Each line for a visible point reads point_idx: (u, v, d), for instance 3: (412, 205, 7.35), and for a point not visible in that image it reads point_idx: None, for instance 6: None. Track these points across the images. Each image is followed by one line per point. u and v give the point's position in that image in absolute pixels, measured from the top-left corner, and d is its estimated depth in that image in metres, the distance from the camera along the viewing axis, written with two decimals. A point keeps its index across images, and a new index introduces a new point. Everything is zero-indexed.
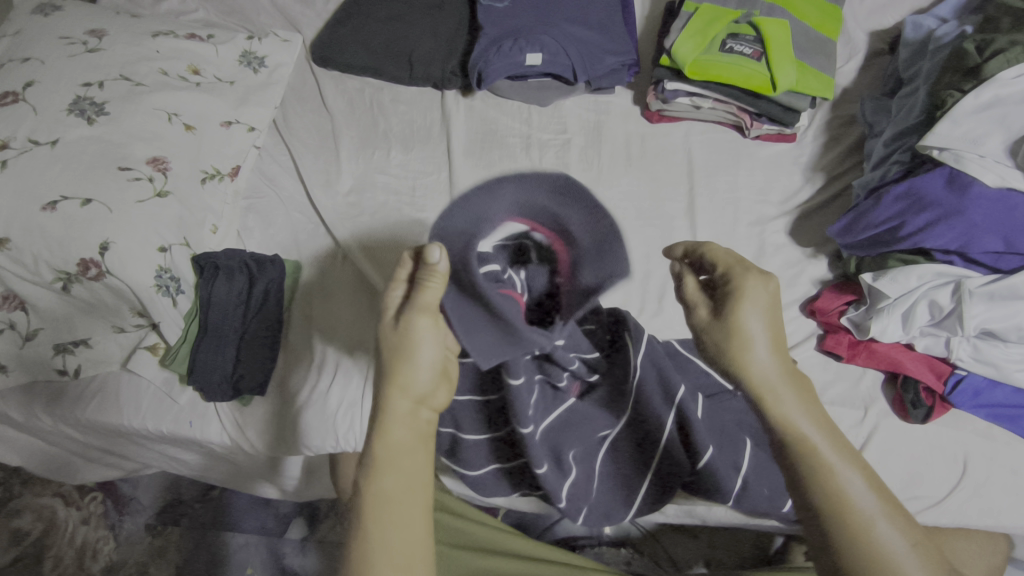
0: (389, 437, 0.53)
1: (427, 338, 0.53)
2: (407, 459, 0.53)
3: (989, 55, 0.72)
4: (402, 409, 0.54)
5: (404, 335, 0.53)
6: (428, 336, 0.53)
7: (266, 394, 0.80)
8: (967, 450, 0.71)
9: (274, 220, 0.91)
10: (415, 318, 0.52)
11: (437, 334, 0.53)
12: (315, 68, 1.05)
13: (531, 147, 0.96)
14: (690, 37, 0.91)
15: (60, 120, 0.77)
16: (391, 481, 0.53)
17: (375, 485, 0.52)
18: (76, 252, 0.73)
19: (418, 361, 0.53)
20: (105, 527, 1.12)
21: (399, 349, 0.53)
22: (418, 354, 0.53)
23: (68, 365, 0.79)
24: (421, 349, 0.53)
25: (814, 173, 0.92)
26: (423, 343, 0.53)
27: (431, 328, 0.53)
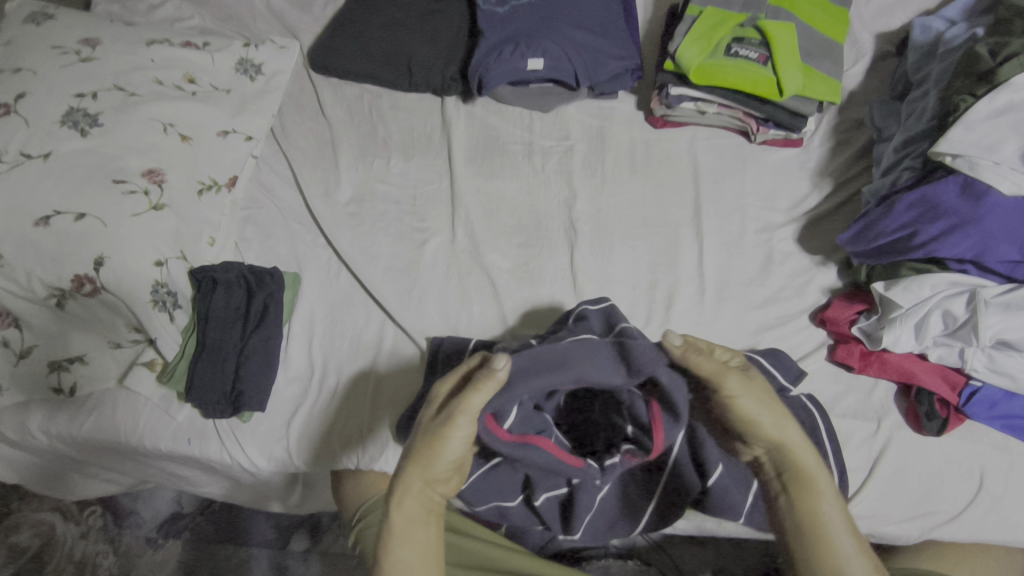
0: (410, 514, 0.59)
1: (459, 436, 0.57)
2: (415, 531, 0.58)
3: (1002, 58, 0.70)
4: (417, 488, 0.59)
5: (441, 433, 0.57)
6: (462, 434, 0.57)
7: (266, 411, 0.78)
8: (983, 463, 0.69)
9: (273, 232, 0.89)
10: (457, 418, 0.56)
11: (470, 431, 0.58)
12: (313, 75, 1.04)
13: (534, 154, 0.95)
14: (694, 41, 0.90)
15: (53, 132, 0.75)
16: (407, 553, 0.57)
17: (390, 554, 0.57)
18: (70, 268, 0.72)
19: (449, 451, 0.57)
20: (104, 541, 1.10)
21: (432, 439, 0.57)
22: (445, 448, 0.57)
23: (63, 383, 0.77)
24: (448, 445, 0.57)
25: (822, 179, 0.90)
26: (451, 440, 0.57)
27: (462, 428, 0.56)
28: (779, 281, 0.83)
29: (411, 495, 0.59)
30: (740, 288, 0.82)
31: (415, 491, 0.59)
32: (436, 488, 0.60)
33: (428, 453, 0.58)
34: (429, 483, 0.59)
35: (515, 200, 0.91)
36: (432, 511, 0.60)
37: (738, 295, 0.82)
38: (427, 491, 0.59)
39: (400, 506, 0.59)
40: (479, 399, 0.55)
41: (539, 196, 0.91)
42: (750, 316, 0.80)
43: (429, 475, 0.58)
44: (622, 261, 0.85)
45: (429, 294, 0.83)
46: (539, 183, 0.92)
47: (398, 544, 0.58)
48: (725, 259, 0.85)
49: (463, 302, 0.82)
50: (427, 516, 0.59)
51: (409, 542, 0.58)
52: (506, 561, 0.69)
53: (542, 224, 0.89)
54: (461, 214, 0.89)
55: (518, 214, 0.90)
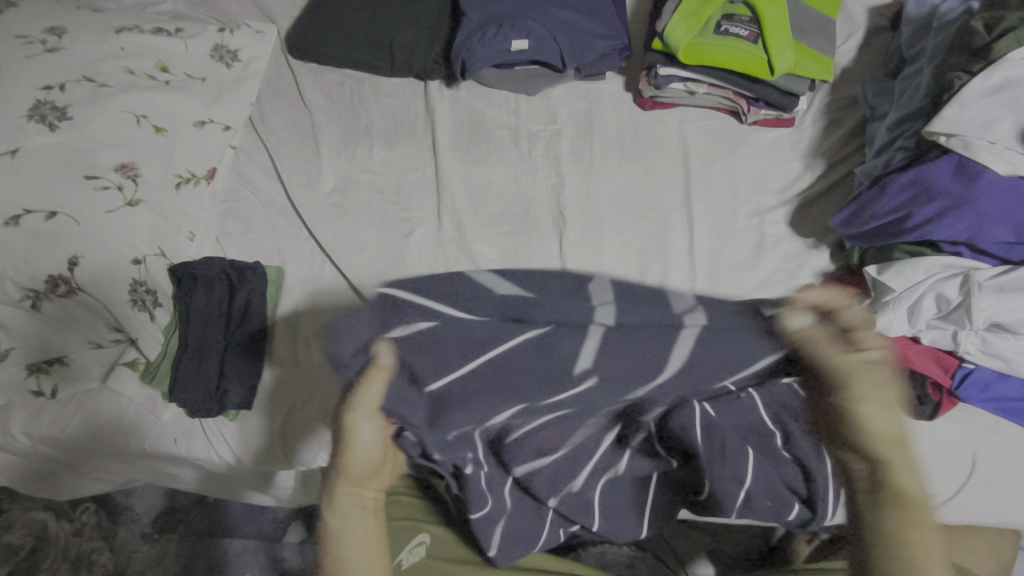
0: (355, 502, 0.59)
1: (369, 420, 0.55)
2: (356, 529, 0.58)
3: (999, 33, 0.68)
4: (342, 491, 0.59)
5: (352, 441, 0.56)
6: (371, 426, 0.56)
7: (252, 408, 0.77)
8: (976, 446, 0.69)
9: (255, 225, 0.87)
10: (350, 418, 0.54)
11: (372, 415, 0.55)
12: (292, 61, 1.01)
13: (520, 139, 0.93)
14: (683, 19, 0.87)
15: (20, 127, 0.73)
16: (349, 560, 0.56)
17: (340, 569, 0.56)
18: (43, 269, 0.69)
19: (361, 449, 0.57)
20: (99, 537, 1.10)
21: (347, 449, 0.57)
22: (354, 449, 0.57)
23: (43, 386, 0.75)
24: (356, 445, 0.57)
25: (815, 159, 0.88)
26: (358, 438, 0.56)
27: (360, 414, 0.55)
28: (771, 265, 0.82)
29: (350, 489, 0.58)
30: (732, 273, 0.81)
31: (367, 513, 0.59)
32: (366, 486, 0.59)
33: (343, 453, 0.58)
34: (353, 485, 0.58)
35: (501, 187, 0.89)
36: (366, 506, 0.59)
37: (730, 281, 0.81)
38: (356, 491, 0.59)
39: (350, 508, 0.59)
40: (373, 394, 0.52)
41: (527, 183, 0.89)
42: None
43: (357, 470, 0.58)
44: (612, 248, 0.83)
45: None
46: (526, 169, 0.90)
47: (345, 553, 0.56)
48: (717, 244, 0.83)
49: None
50: (363, 510, 0.59)
51: (358, 548, 0.57)
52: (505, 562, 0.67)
53: (530, 212, 0.87)
54: (446, 203, 0.87)
55: (505, 201, 0.88)
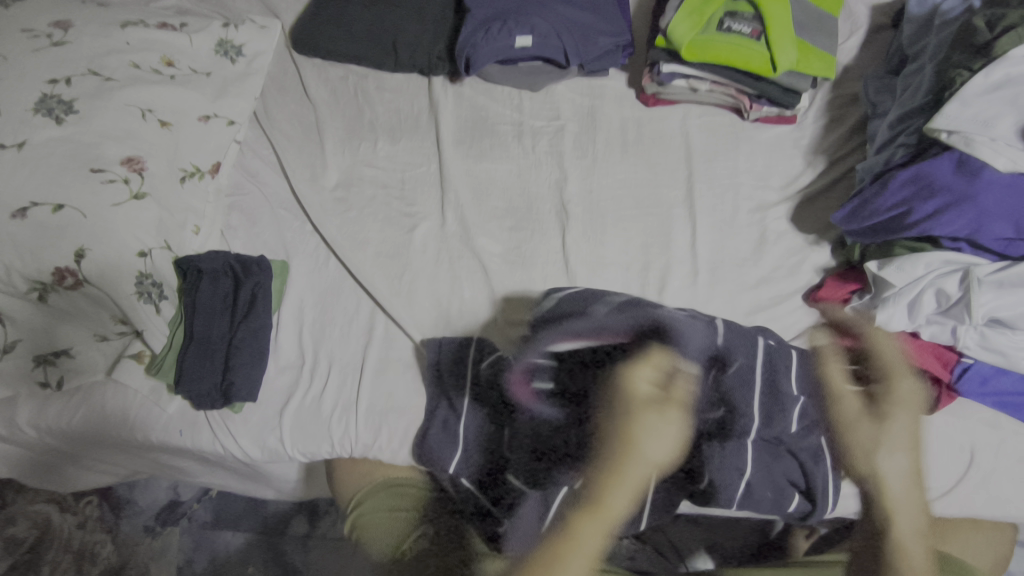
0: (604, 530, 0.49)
1: (660, 418, 0.51)
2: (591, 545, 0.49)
3: (1000, 31, 0.69)
4: (599, 489, 0.50)
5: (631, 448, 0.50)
6: (676, 426, 0.52)
7: (256, 401, 0.77)
8: (974, 440, 0.69)
9: (259, 219, 0.88)
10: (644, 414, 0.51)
11: (668, 423, 0.51)
12: (296, 56, 1.01)
13: (524, 135, 0.93)
14: (686, 16, 0.87)
15: (27, 120, 0.73)
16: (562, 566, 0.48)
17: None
18: (50, 261, 0.70)
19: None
20: (102, 530, 1.10)
21: (623, 445, 0.50)
22: (643, 445, 0.50)
23: (50, 377, 0.76)
24: (646, 441, 0.50)
25: (816, 156, 0.89)
26: (667, 427, 0.50)
27: (652, 413, 0.51)
28: (772, 261, 0.82)
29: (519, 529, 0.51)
30: (733, 269, 0.82)
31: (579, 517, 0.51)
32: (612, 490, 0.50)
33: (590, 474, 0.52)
34: (608, 480, 0.50)
35: (505, 182, 0.89)
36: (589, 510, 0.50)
37: (732, 277, 0.81)
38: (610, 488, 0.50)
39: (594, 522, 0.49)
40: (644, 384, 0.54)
41: (530, 178, 0.89)
42: (743, 296, 0.80)
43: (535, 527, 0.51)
44: (615, 243, 0.84)
45: (419, 281, 0.82)
46: (530, 165, 0.91)
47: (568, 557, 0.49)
48: (719, 240, 0.84)
49: (454, 287, 0.81)
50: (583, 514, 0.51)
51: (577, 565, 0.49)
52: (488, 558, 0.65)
53: (534, 207, 0.87)
54: (450, 198, 0.87)
55: (509, 196, 0.88)
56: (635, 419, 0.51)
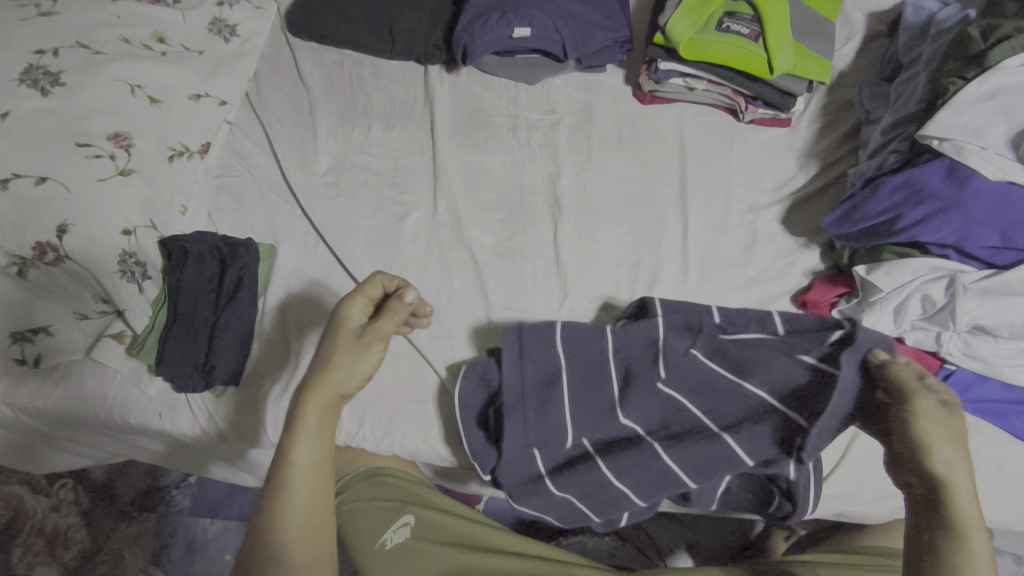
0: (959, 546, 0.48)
1: (355, 356, 0.60)
2: (301, 466, 0.55)
3: (994, 41, 0.70)
4: (310, 429, 0.57)
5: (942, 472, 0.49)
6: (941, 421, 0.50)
7: (240, 384, 0.76)
8: None
9: (248, 202, 0.87)
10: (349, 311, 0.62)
11: (363, 356, 0.60)
12: (291, 39, 1.00)
13: (518, 127, 0.92)
14: (685, 14, 0.87)
15: (11, 90, 0.71)
16: (297, 496, 0.54)
17: (285, 466, 0.55)
18: (31, 235, 0.68)
19: (347, 355, 0.60)
20: (76, 514, 1.08)
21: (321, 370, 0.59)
22: (332, 381, 0.59)
23: (26, 354, 0.73)
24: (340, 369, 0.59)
25: (808, 160, 0.89)
26: (343, 366, 0.59)
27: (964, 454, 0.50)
28: (762, 263, 0.82)
29: (326, 383, 0.58)
30: (724, 268, 0.82)
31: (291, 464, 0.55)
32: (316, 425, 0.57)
33: (930, 504, 0.50)
34: (321, 414, 0.58)
35: (499, 174, 0.89)
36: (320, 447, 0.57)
37: (722, 276, 0.81)
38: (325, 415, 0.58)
39: (959, 544, 0.48)
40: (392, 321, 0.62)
41: (524, 170, 0.89)
42: (732, 297, 0.80)
43: (332, 387, 0.58)
44: (606, 239, 0.84)
45: (409, 270, 0.81)
46: (524, 158, 0.90)
47: (295, 485, 0.55)
48: (710, 239, 0.84)
49: (444, 277, 0.81)
50: (318, 455, 0.57)
51: (305, 478, 0.55)
52: (453, 558, 0.65)
53: (526, 200, 0.87)
54: (442, 187, 0.86)
55: (502, 188, 0.88)
56: (342, 354, 0.60)
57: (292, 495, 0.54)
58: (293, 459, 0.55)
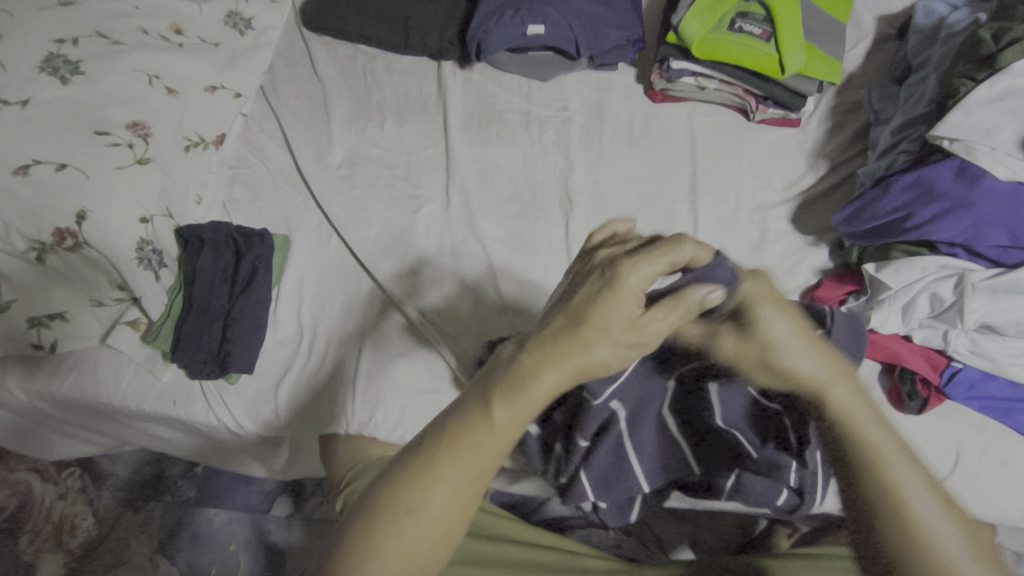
0: (890, 482, 0.49)
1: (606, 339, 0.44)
2: (482, 441, 0.44)
3: (1004, 44, 0.70)
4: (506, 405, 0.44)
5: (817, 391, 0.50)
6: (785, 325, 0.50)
7: (253, 373, 0.77)
8: (961, 441, 0.70)
9: (263, 193, 0.87)
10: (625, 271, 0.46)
11: (624, 340, 0.44)
12: (306, 33, 1.01)
13: (531, 123, 0.93)
14: (698, 14, 0.88)
15: (31, 78, 0.71)
16: (452, 472, 0.44)
17: (450, 457, 0.44)
18: (51, 221, 0.69)
19: (606, 320, 0.44)
20: (84, 502, 1.08)
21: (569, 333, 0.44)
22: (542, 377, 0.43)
23: (43, 339, 0.74)
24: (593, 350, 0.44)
25: (818, 160, 0.90)
26: (599, 343, 0.44)
27: (810, 351, 0.50)
28: (771, 260, 0.83)
29: (550, 361, 0.43)
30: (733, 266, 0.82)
31: (466, 428, 0.44)
32: (510, 405, 0.44)
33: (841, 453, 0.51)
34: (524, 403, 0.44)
35: (511, 169, 0.90)
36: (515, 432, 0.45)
37: None
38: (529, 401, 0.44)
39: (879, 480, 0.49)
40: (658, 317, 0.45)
41: (536, 166, 0.90)
42: None
43: (592, 340, 0.44)
44: None
45: (421, 262, 0.82)
46: (536, 153, 0.91)
47: (460, 453, 0.44)
48: (720, 237, 0.84)
49: (456, 270, 0.81)
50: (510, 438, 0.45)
51: (480, 454, 0.44)
52: (471, 548, 0.65)
53: (538, 195, 0.88)
54: (455, 181, 0.87)
55: (513, 183, 0.89)
56: (603, 314, 0.44)
57: (447, 471, 0.44)
58: (470, 432, 0.44)
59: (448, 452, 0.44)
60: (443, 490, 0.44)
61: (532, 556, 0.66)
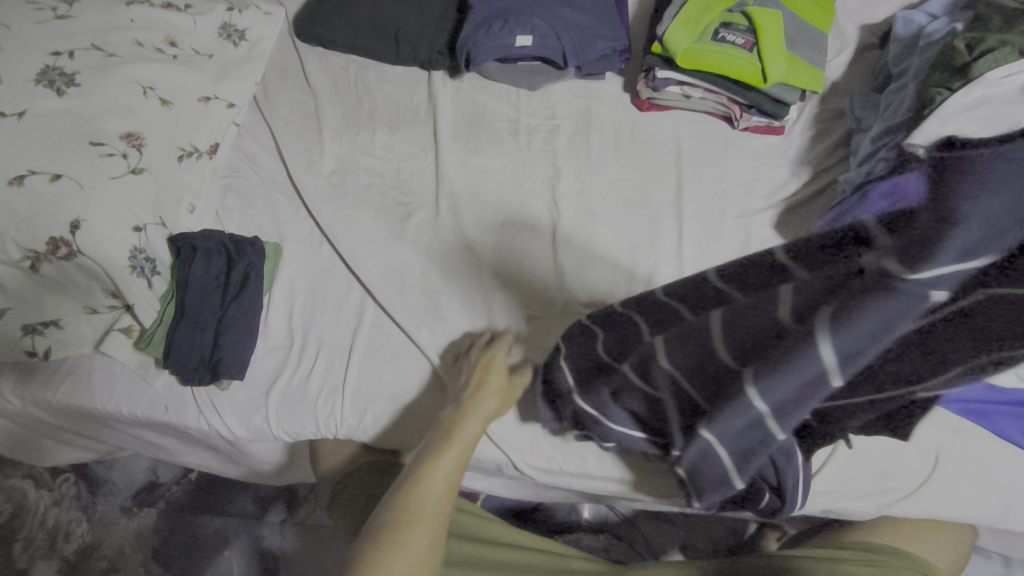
0: None
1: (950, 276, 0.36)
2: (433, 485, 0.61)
3: (979, 53, 0.73)
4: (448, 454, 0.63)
5: None
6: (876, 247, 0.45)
7: (245, 379, 0.78)
8: (939, 445, 0.71)
9: (255, 201, 0.89)
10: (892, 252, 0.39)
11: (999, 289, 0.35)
12: (298, 44, 1.03)
13: (519, 132, 0.95)
14: (682, 25, 0.90)
15: (28, 90, 0.73)
16: (417, 535, 0.57)
17: (413, 512, 0.59)
18: (45, 230, 0.70)
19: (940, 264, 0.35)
20: (77, 509, 1.09)
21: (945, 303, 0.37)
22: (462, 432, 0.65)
23: (37, 346, 0.76)
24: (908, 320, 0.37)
25: (801, 167, 0.91)
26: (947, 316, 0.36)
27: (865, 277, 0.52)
28: None
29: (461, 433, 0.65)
30: None
31: (421, 476, 0.61)
32: (449, 451, 0.63)
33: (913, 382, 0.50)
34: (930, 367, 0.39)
35: (499, 177, 0.91)
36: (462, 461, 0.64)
37: None
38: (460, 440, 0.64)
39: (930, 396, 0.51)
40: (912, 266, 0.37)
41: (524, 174, 0.91)
42: None
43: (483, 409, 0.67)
44: (603, 240, 0.86)
45: (411, 269, 0.83)
46: (524, 161, 0.92)
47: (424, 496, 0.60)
48: (705, 243, 0.85)
49: (445, 278, 0.83)
50: (457, 466, 0.63)
51: (435, 491, 0.61)
52: (460, 550, 0.66)
53: (526, 202, 0.89)
54: (445, 189, 0.89)
55: (501, 190, 0.90)
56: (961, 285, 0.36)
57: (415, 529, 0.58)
58: (418, 491, 0.60)
59: (404, 528, 0.57)
60: (415, 545, 0.57)
61: (521, 558, 0.67)
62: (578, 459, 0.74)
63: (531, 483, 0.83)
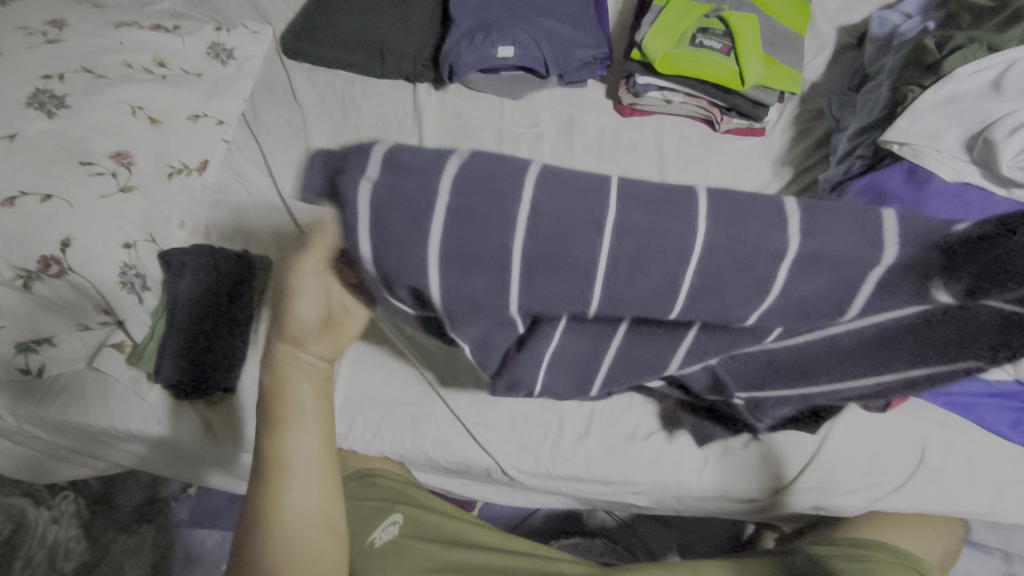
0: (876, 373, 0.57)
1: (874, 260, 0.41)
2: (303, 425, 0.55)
3: (948, 51, 0.74)
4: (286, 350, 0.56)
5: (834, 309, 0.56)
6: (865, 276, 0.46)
7: (236, 391, 0.79)
8: (925, 438, 0.72)
9: (244, 215, 0.90)
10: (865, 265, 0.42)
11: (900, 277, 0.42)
12: (286, 61, 1.05)
13: (504, 141, 0.96)
14: (659, 31, 0.92)
15: (19, 113, 0.75)
16: (298, 487, 0.54)
17: (274, 518, 0.53)
18: (36, 249, 0.71)
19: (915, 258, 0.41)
20: (78, 526, 1.10)
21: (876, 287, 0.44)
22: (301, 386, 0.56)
23: (31, 364, 0.77)
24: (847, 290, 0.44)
25: (783, 167, 0.93)
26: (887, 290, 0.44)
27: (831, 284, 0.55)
28: None
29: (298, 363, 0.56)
30: None
31: (276, 435, 0.55)
32: (305, 348, 0.56)
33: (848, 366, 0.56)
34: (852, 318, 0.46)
35: None
36: (318, 370, 0.58)
37: None
38: (296, 351, 0.56)
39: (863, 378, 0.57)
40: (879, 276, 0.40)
41: None
42: None
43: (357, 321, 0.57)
44: None
45: None
46: None
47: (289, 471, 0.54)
48: None
49: None
50: (313, 381, 0.57)
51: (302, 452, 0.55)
52: (446, 555, 0.66)
53: None
54: None
55: None
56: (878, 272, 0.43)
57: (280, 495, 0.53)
58: (286, 442, 0.55)
59: (270, 510, 0.53)
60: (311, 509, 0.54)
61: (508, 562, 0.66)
62: (566, 461, 0.75)
63: (522, 488, 0.83)
